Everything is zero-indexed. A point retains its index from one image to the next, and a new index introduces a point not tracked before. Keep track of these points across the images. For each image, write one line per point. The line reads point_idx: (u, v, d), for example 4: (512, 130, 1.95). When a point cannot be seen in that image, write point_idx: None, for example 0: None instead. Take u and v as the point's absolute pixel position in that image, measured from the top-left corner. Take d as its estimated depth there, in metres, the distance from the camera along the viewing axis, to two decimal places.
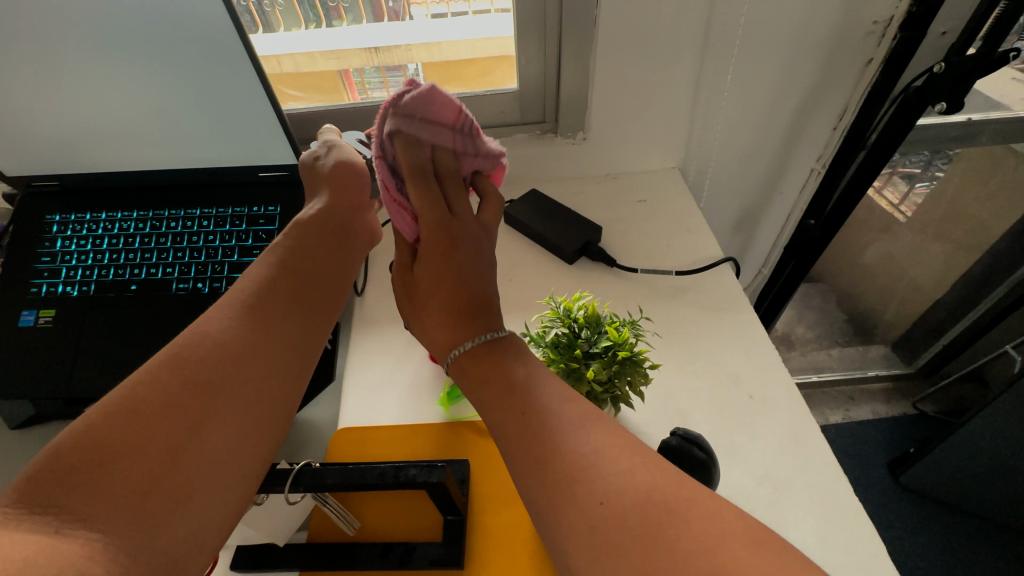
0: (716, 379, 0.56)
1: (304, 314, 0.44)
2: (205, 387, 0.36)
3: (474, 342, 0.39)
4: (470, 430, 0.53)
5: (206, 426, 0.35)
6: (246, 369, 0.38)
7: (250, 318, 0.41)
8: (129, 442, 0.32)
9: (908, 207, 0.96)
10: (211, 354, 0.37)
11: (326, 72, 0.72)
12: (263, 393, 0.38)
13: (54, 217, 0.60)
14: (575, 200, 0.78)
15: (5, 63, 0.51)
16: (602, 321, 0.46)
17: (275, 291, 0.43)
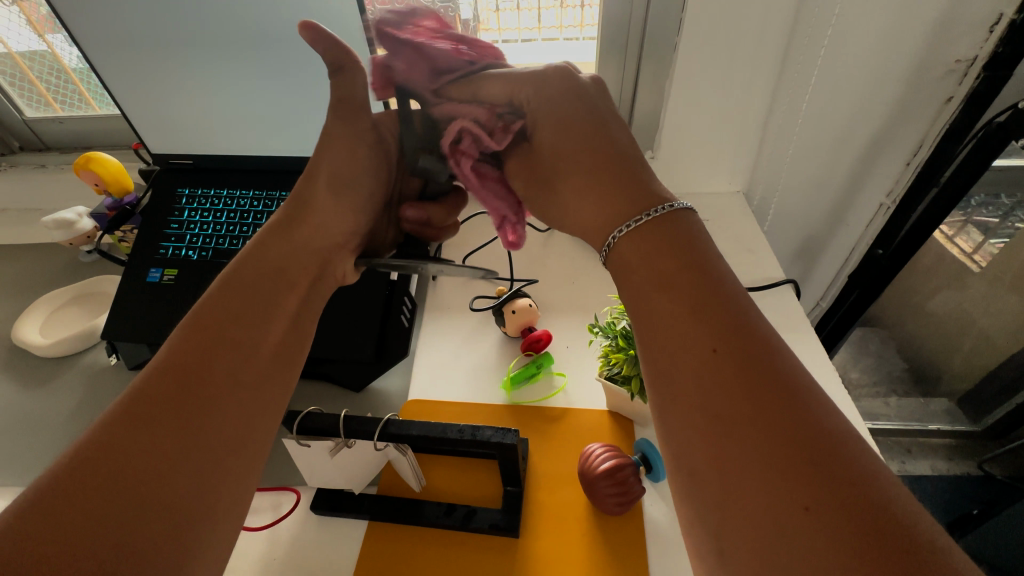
0: None
1: (272, 313, 0.41)
2: (165, 424, 0.32)
3: (644, 218, 0.36)
4: (530, 413, 0.57)
5: (178, 455, 0.32)
6: (218, 391, 0.35)
7: (207, 335, 0.37)
8: (100, 473, 0.29)
9: (982, 257, 0.93)
10: (169, 383, 0.34)
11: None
12: (237, 414, 0.36)
13: (184, 190, 0.70)
14: None
15: (172, 57, 0.60)
16: None
17: (229, 305, 0.39)
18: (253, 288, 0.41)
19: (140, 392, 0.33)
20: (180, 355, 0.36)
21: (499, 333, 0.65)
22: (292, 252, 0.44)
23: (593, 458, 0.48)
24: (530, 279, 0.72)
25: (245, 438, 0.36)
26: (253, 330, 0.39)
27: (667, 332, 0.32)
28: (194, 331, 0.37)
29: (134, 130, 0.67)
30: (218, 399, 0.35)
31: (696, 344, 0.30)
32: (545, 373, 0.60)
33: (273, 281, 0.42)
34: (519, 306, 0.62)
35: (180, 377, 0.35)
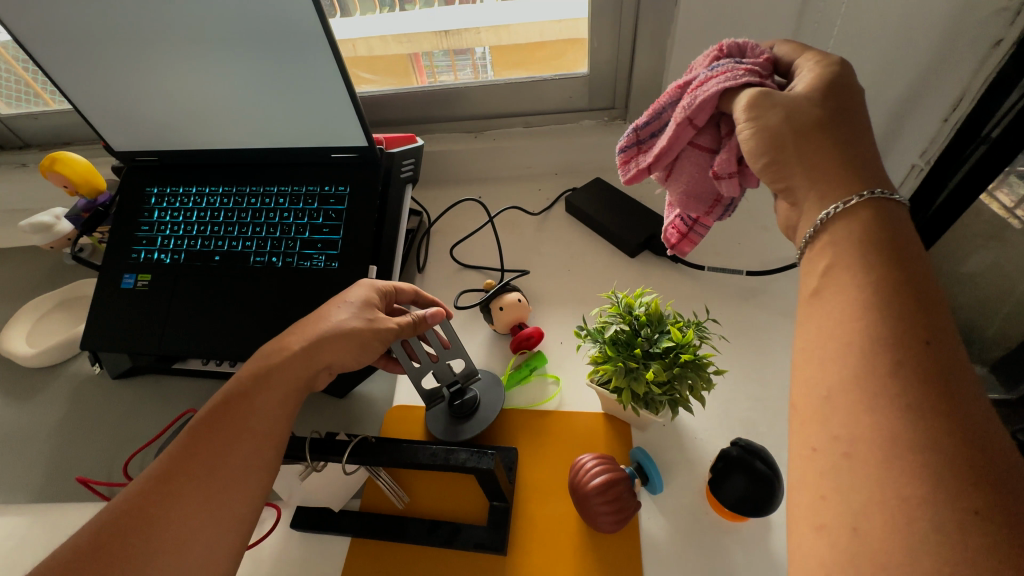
0: (785, 390, 0.52)
1: (285, 405, 0.41)
2: (165, 511, 0.34)
3: (843, 207, 0.30)
4: (520, 418, 0.53)
5: (174, 543, 0.33)
6: (212, 491, 0.36)
7: (219, 426, 0.38)
8: (112, 549, 0.32)
9: None
10: (174, 473, 0.36)
11: (397, 56, 0.76)
12: (218, 519, 0.35)
13: (153, 190, 0.66)
14: (642, 190, 0.77)
15: (116, 44, 0.55)
16: (665, 320, 0.42)
17: (242, 396, 0.40)
18: (273, 378, 0.41)
19: (143, 487, 0.35)
20: (183, 450, 0.37)
21: (487, 330, 0.61)
22: (304, 357, 0.42)
23: (584, 470, 0.45)
24: (521, 270, 0.68)
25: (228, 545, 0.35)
26: (258, 432, 0.39)
27: (872, 319, 0.26)
28: (204, 431, 0.38)
29: (93, 127, 0.63)
30: (209, 502, 0.35)
31: (907, 335, 0.25)
32: (537, 374, 0.57)
33: (287, 380, 0.41)
34: (507, 302, 0.58)
35: (176, 473, 0.36)
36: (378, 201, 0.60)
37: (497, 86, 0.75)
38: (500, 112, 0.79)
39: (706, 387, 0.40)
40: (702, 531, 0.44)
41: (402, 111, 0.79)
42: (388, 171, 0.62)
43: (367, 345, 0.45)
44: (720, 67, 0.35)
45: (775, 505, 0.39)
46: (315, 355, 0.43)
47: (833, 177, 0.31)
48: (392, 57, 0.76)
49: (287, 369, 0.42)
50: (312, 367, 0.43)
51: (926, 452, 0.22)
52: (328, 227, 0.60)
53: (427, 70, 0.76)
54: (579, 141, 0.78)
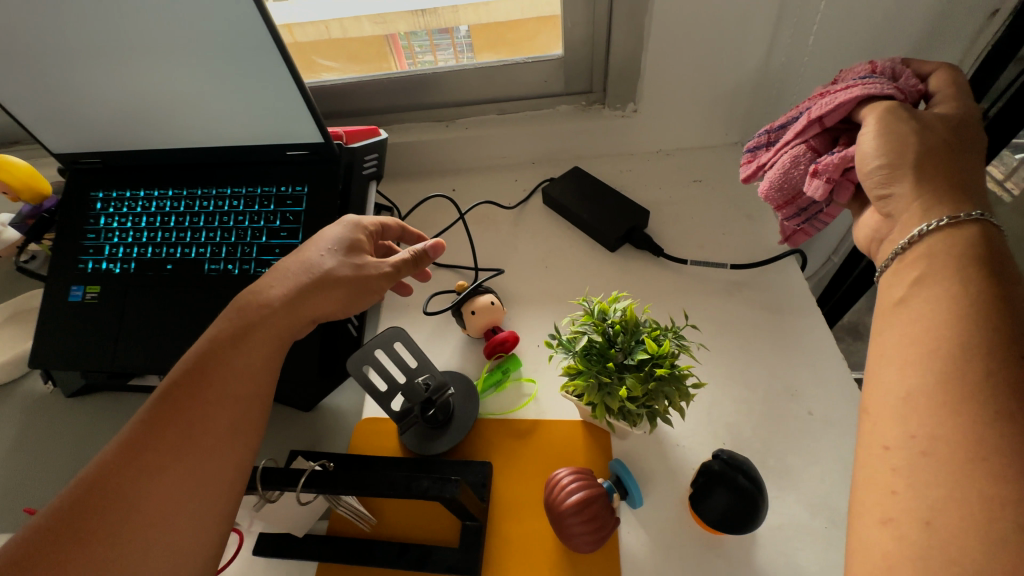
0: (770, 392, 0.49)
1: (266, 353, 0.41)
2: (150, 459, 0.34)
3: (944, 223, 0.32)
4: (493, 428, 0.50)
5: (161, 488, 0.33)
6: (197, 436, 0.35)
7: (198, 375, 0.38)
8: (98, 497, 0.32)
9: None
10: (156, 423, 0.35)
11: (373, 37, 0.70)
12: (194, 481, 0.34)
13: (98, 194, 0.62)
14: (623, 178, 0.73)
15: (37, 37, 0.50)
16: (640, 328, 0.39)
17: (220, 344, 0.40)
18: (253, 326, 0.41)
19: (107, 456, 0.34)
20: (146, 417, 0.36)
21: (461, 334, 0.58)
22: (280, 313, 0.42)
23: (560, 485, 0.42)
24: (496, 269, 0.64)
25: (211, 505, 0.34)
26: (229, 392, 0.38)
27: (963, 328, 0.27)
28: (169, 395, 0.37)
29: (25, 128, 0.58)
30: (180, 465, 0.34)
31: (998, 347, 0.26)
32: (512, 379, 0.54)
33: (258, 341, 0.41)
34: (479, 305, 0.54)
35: (140, 439, 0.34)
36: (339, 200, 0.56)
37: (466, 71, 0.70)
38: (471, 99, 0.75)
39: (685, 398, 0.38)
40: (685, 547, 0.42)
41: (367, 100, 0.75)
42: (349, 168, 0.58)
43: (362, 284, 0.45)
44: (867, 80, 0.40)
45: (757, 524, 0.37)
46: (303, 305, 0.43)
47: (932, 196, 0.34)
48: (367, 39, 0.70)
49: (256, 327, 0.41)
50: (293, 314, 0.43)
51: (1003, 450, 0.23)
52: (286, 231, 0.56)
53: (405, 53, 0.71)
54: (556, 129, 0.74)
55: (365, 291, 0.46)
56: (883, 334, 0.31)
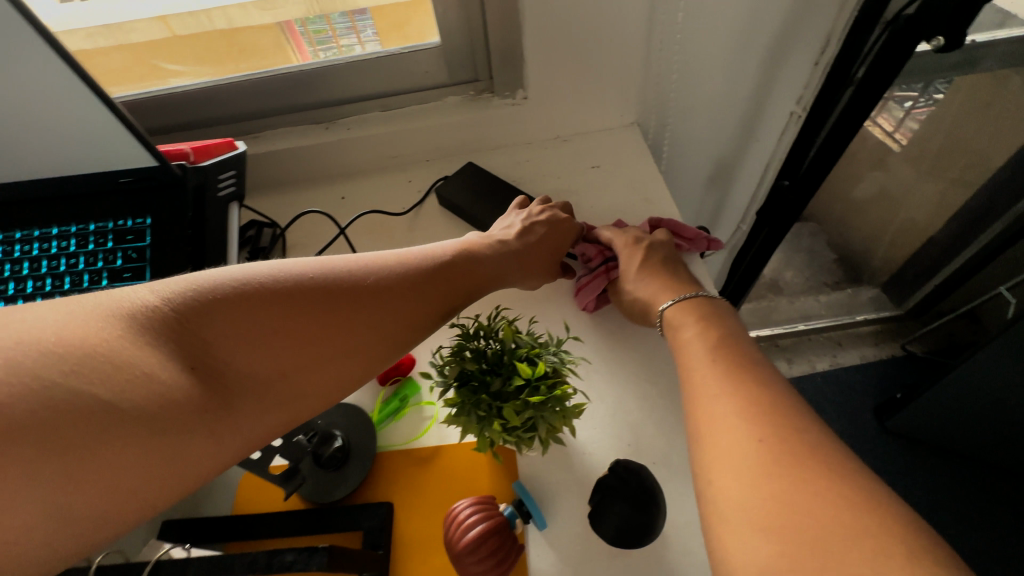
0: (671, 383, 0.49)
1: (447, 299, 0.42)
2: (317, 315, 0.34)
3: (686, 297, 0.46)
4: (394, 462, 0.46)
5: (303, 345, 0.33)
6: (359, 324, 0.36)
7: (411, 286, 0.40)
8: (257, 316, 0.32)
9: (902, 134, 0.91)
10: (348, 294, 0.36)
11: (265, 26, 0.63)
12: (322, 360, 0.34)
13: None
14: (522, 169, 0.71)
15: None
16: (517, 348, 0.36)
17: (442, 277, 0.42)
18: (451, 274, 0.43)
19: (302, 308, 0.34)
20: (356, 296, 0.36)
21: None
22: (472, 271, 0.45)
23: (461, 522, 0.39)
24: None
25: (296, 399, 0.33)
26: (406, 301, 0.39)
27: (722, 371, 0.36)
28: (383, 291, 0.38)
29: None
30: (315, 342, 0.34)
31: (755, 376, 0.35)
32: (412, 404, 0.50)
33: (440, 283, 0.42)
34: None
35: (328, 305, 0.35)
36: (189, 229, 0.49)
37: (339, 66, 0.64)
38: (350, 96, 0.69)
39: (569, 418, 0.35)
40: (594, 561, 0.40)
41: (230, 105, 0.67)
42: (199, 190, 0.50)
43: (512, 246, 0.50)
44: (586, 249, 0.57)
45: (656, 532, 0.36)
46: (486, 264, 0.47)
47: (668, 289, 0.49)
48: (257, 28, 0.63)
49: (453, 271, 0.44)
50: (478, 275, 0.45)
51: None
52: (129, 272, 0.48)
53: (305, 40, 0.64)
54: (445, 123, 0.69)
55: (524, 266, 0.51)
56: (682, 366, 0.40)
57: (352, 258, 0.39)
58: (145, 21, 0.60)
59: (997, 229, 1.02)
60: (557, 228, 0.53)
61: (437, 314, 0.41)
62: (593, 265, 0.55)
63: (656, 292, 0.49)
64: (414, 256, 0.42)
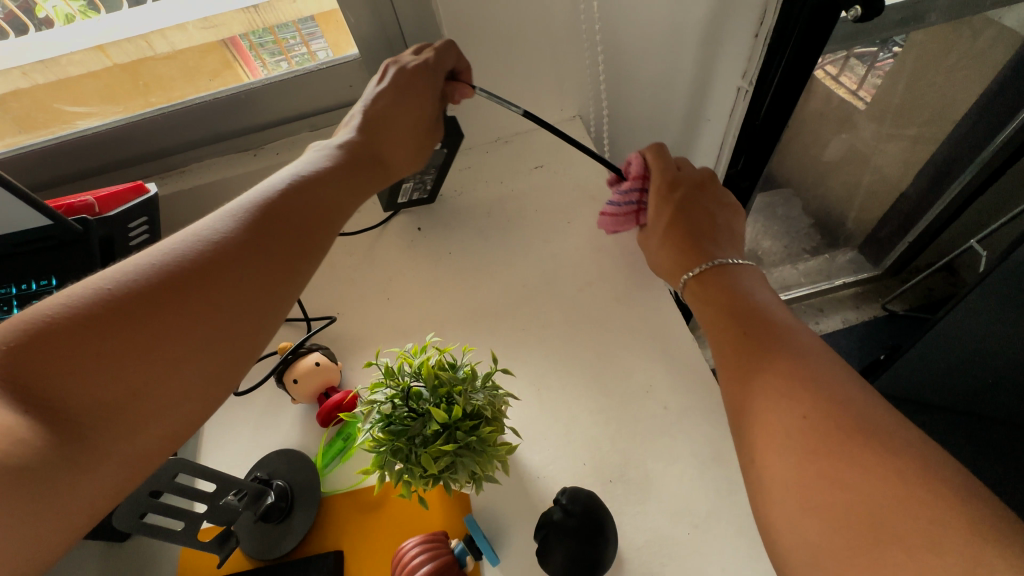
0: (624, 392, 0.47)
1: (321, 226, 0.35)
2: (169, 296, 0.28)
3: (710, 266, 0.43)
4: (341, 508, 0.44)
5: (158, 338, 0.27)
6: (226, 288, 0.30)
7: (263, 221, 0.33)
8: (89, 326, 0.26)
9: (867, 91, 0.83)
10: (200, 261, 0.29)
11: (210, 46, 0.60)
12: (193, 344, 0.28)
13: None
14: (463, 176, 0.67)
15: None
16: (437, 388, 0.34)
17: (299, 200, 0.35)
18: (314, 196, 0.36)
19: (137, 305, 0.27)
20: (200, 266, 0.29)
21: (295, 404, 0.51)
22: (334, 186, 0.38)
23: (406, 565, 0.37)
24: (330, 315, 0.57)
25: (188, 399, 0.28)
26: (274, 241, 0.32)
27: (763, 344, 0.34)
28: (231, 248, 0.31)
29: None
30: (175, 327, 0.28)
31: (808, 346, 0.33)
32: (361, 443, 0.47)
33: (300, 208, 0.35)
34: (300, 371, 0.47)
35: (165, 290, 0.28)
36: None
37: (257, 89, 0.61)
38: (275, 119, 0.65)
39: (494, 460, 0.33)
40: None
41: (147, 142, 0.63)
42: (107, 244, 0.47)
43: (375, 151, 0.43)
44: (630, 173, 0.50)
45: (605, 565, 0.35)
46: (348, 173, 0.40)
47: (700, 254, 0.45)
48: (199, 48, 0.60)
49: (315, 192, 0.36)
50: (342, 185, 0.39)
51: None
52: None
53: (252, 55, 0.61)
54: None
55: (380, 155, 0.43)
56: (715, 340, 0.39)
57: (182, 234, 0.31)
58: (79, 55, 0.58)
59: (965, 179, 1.00)
60: (400, 102, 0.44)
61: (313, 247, 0.34)
62: (626, 193, 0.50)
63: (677, 262, 0.46)
64: (255, 196, 0.34)
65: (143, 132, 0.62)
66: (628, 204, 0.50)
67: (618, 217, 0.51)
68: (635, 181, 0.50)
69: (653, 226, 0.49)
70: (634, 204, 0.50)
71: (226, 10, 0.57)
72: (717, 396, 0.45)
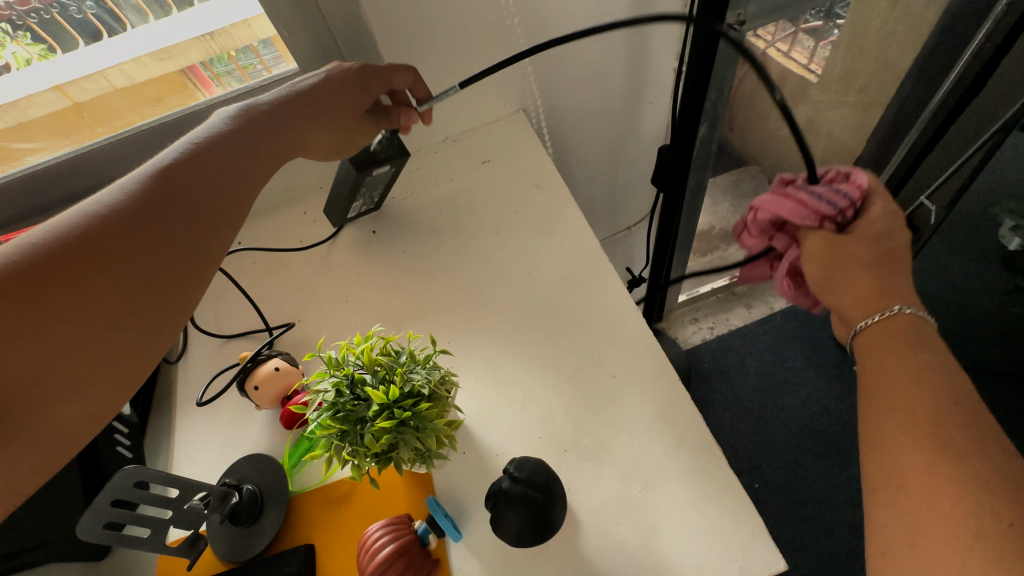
0: (576, 366, 0.49)
1: (234, 206, 0.38)
2: (81, 277, 0.30)
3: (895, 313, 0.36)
4: (310, 504, 0.45)
5: (74, 318, 0.29)
6: (139, 269, 0.32)
7: (174, 205, 0.34)
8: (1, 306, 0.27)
9: (817, 63, 0.87)
10: (108, 246, 0.31)
11: (171, 78, 0.63)
12: (112, 323, 0.30)
13: None
14: (414, 179, 0.69)
15: None
16: (378, 373, 0.36)
17: (212, 183, 0.37)
18: (226, 174, 0.38)
19: (33, 288, 0.28)
20: (108, 249, 0.31)
21: (261, 411, 0.52)
22: (245, 166, 0.39)
23: (371, 548, 0.39)
24: (290, 323, 0.58)
25: (98, 381, 0.30)
26: (185, 225, 0.35)
27: (903, 380, 0.34)
28: (133, 228, 0.32)
29: None
30: (90, 308, 0.30)
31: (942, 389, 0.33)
32: None
33: (209, 190, 0.36)
34: (261, 377, 0.49)
35: (63, 272, 0.29)
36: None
37: (210, 109, 0.63)
38: None
39: (438, 436, 0.35)
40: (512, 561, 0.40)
41: (99, 171, 0.64)
42: None
43: (294, 132, 0.43)
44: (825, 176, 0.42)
45: (555, 527, 0.37)
46: (260, 151, 0.40)
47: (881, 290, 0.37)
48: (159, 80, 0.63)
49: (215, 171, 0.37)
50: (255, 163, 0.40)
51: None
52: None
53: (213, 81, 0.64)
54: None
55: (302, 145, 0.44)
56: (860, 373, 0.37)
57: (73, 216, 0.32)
58: (45, 94, 0.61)
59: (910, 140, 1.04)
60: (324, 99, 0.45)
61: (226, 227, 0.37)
62: (838, 189, 0.39)
63: (861, 286, 0.38)
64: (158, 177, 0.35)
65: (98, 163, 0.63)
66: (831, 198, 0.38)
67: (802, 208, 0.38)
68: (855, 188, 0.40)
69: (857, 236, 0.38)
70: (839, 205, 0.38)
71: (184, 41, 0.60)
72: (662, 361, 0.48)
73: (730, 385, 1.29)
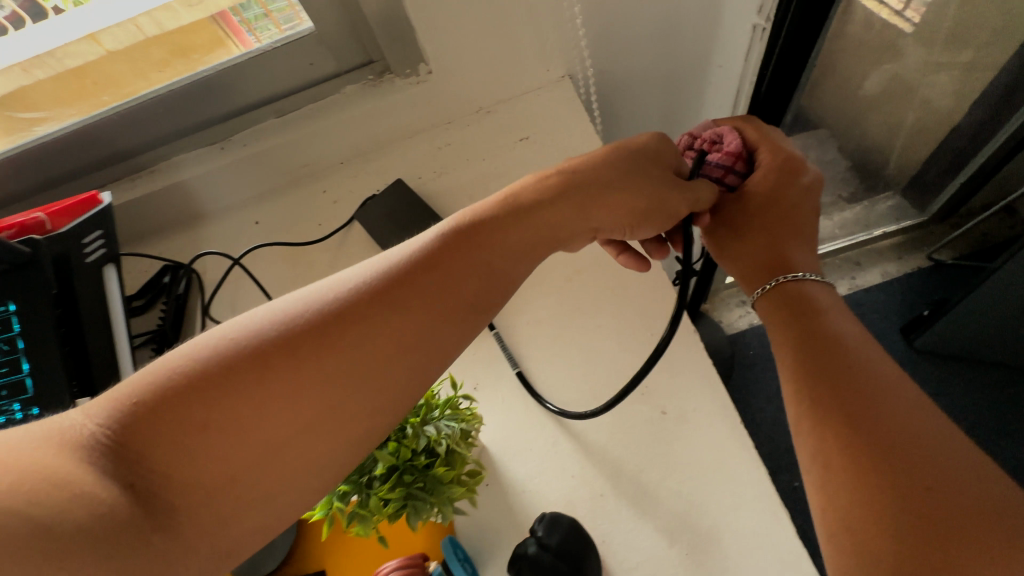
0: (618, 394, 0.42)
1: (468, 317, 0.32)
2: (312, 373, 0.27)
3: (783, 279, 0.38)
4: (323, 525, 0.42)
5: (301, 418, 0.27)
6: (366, 371, 0.28)
7: (419, 296, 0.31)
8: (237, 391, 0.26)
9: (915, 9, 0.70)
10: (346, 335, 0.28)
11: (199, 23, 0.57)
12: (326, 430, 0.27)
13: None
14: (440, 156, 0.63)
15: None
16: (388, 420, 0.31)
17: (462, 281, 0.32)
18: (480, 269, 0.33)
19: (268, 376, 0.26)
20: (344, 334, 0.28)
21: None
22: (498, 263, 0.34)
23: None
24: None
25: (283, 495, 0.27)
26: (422, 324, 0.30)
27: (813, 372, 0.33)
28: (371, 310, 0.29)
29: None
30: (316, 407, 0.27)
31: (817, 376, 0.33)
32: None
33: (449, 292, 0.32)
34: None
35: (313, 355, 0.27)
36: (60, 327, 0.44)
37: (239, 63, 0.56)
38: (250, 104, 0.61)
39: (455, 495, 0.31)
40: None
41: (109, 144, 0.60)
42: (64, 260, 0.45)
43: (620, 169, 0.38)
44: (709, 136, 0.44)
45: None
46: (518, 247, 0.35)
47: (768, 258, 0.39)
48: (189, 27, 0.57)
49: (460, 258, 0.33)
50: (514, 254, 0.34)
51: None
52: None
53: (242, 28, 0.57)
54: (348, 118, 0.60)
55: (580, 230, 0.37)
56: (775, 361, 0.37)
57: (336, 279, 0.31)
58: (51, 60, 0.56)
59: None
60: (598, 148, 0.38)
61: (458, 333, 0.32)
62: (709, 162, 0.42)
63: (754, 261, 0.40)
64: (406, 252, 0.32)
65: (111, 133, 0.59)
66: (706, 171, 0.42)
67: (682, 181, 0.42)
68: (732, 151, 0.42)
69: (748, 197, 0.41)
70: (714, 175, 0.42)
71: None
72: (722, 397, 0.41)
73: (778, 376, 1.20)
